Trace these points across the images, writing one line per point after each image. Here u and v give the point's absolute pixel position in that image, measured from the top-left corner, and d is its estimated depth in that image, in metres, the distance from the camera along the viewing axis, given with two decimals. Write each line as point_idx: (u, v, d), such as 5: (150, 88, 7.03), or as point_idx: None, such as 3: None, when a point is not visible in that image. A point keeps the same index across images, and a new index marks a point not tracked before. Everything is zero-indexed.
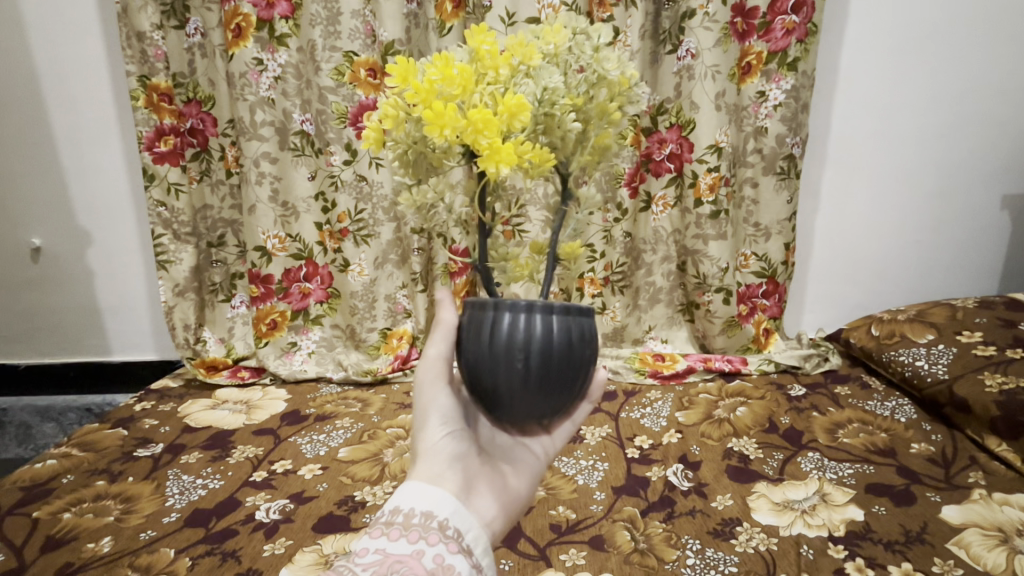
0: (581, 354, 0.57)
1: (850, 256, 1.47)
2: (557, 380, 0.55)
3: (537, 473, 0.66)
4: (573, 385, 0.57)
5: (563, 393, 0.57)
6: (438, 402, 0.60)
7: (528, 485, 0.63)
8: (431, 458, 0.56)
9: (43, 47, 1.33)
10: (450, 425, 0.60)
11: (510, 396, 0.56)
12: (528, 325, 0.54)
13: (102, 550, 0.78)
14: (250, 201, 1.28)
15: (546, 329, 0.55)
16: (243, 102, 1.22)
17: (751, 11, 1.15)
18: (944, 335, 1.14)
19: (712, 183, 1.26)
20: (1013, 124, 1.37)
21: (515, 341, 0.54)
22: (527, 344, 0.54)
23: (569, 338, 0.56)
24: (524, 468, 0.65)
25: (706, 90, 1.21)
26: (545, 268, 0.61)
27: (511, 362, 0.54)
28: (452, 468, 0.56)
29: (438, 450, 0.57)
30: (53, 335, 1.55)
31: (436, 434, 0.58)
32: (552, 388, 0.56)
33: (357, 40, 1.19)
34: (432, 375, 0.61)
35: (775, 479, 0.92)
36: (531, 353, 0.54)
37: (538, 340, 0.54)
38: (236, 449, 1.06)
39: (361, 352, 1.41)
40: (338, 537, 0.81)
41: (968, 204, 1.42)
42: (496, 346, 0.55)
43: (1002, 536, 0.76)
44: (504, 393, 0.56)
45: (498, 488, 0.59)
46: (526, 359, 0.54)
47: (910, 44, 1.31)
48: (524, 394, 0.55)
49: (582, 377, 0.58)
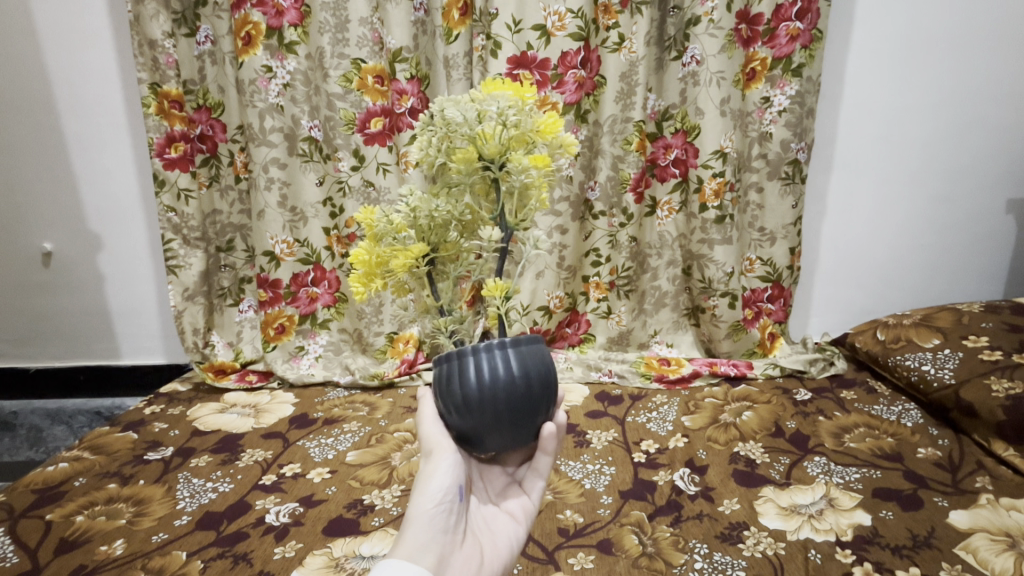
0: (515, 364, 0.59)
1: (855, 259, 1.48)
2: (506, 401, 0.58)
3: (519, 539, 0.65)
4: (530, 393, 0.59)
5: (526, 404, 0.59)
6: (435, 473, 0.59)
7: (507, 557, 0.63)
8: (416, 531, 0.56)
9: (54, 54, 1.35)
10: (446, 496, 0.58)
11: (478, 432, 0.59)
12: (515, 394, 0.58)
13: (115, 552, 0.80)
14: (259, 206, 1.29)
15: (469, 359, 0.59)
16: (252, 108, 1.23)
17: (755, 18, 1.17)
18: (950, 339, 1.14)
19: (716, 188, 1.26)
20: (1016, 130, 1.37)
21: (449, 388, 0.59)
22: (484, 410, 0.58)
23: (492, 355, 0.58)
24: (504, 539, 0.64)
25: (712, 96, 1.21)
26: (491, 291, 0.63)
27: (505, 423, 0.59)
28: (433, 542, 0.56)
29: (424, 520, 0.56)
30: (63, 339, 1.57)
31: (429, 504, 0.57)
32: (509, 409, 0.58)
33: (365, 47, 1.21)
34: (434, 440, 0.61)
35: (781, 484, 0.92)
36: (465, 394, 0.58)
37: (464, 375, 0.58)
38: (245, 453, 1.07)
39: (367, 356, 1.43)
40: (348, 540, 0.82)
41: (972, 209, 1.43)
42: (438, 400, 0.62)
43: (1009, 540, 0.76)
44: (468, 431, 0.60)
45: (477, 564, 0.58)
46: (520, 416, 0.59)
47: (910, 50, 1.32)
48: (491, 427, 0.59)
49: (537, 378, 0.60)
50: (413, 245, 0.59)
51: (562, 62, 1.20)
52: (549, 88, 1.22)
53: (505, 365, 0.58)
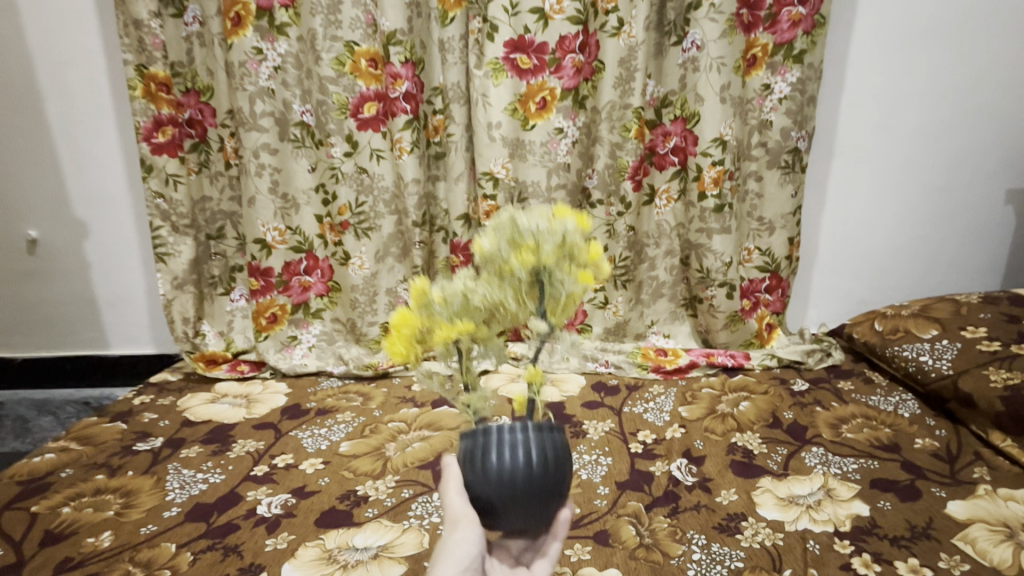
0: (546, 448, 0.56)
1: (854, 250, 1.47)
2: (533, 491, 0.55)
3: None
4: (556, 480, 0.56)
5: (550, 493, 0.56)
6: (461, 540, 0.54)
7: None
8: None
9: (36, 35, 1.31)
10: (472, 566, 0.54)
11: (498, 509, 0.55)
12: (544, 476, 0.55)
13: (102, 544, 0.78)
14: (249, 192, 1.26)
15: (503, 438, 0.55)
16: (242, 92, 1.20)
17: (757, 2, 1.15)
18: (948, 330, 1.13)
19: (716, 176, 1.24)
20: (1015, 119, 1.36)
21: (477, 460, 0.55)
22: (509, 486, 0.54)
23: (527, 438, 0.55)
24: None
25: (712, 83, 1.19)
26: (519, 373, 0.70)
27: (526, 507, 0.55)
28: None
29: None
30: (50, 328, 1.54)
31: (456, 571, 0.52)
32: (536, 491, 0.55)
33: (358, 29, 1.18)
34: (457, 508, 0.56)
35: (779, 474, 0.91)
36: (493, 470, 0.54)
37: (497, 450, 0.55)
38: (236, 443, 1.05)
39: (361, 345, 1.40)
40: (341, 531, 0.81)
41: (972, 198, 1.42)
42: (462, 469, 0.57)
43: (1008, 531, 0.76)
44: (488, 507, 0.56)
45: None
46: (543, 502, 0.56)
47: (913, 37, 1.30)
48: (511, 506, 0.55)
49: (565, 465, 0.57)
50: (459, 324, 0.67)
51: (559, 47, 1.19)
52: (546, 73, 1.21)
53: (538, 449, 0.55)
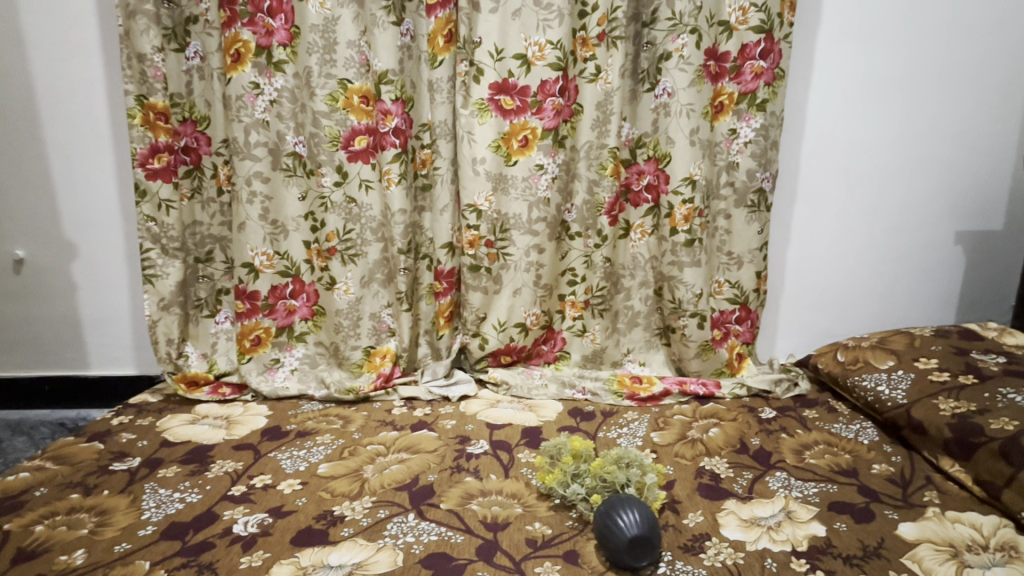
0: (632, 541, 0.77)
1: (817, 285, 1.55)
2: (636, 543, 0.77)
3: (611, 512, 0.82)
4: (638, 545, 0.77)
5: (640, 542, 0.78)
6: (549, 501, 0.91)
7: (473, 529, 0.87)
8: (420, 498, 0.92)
9: (41, 65, 1.37)
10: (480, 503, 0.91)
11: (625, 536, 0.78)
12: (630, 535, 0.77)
13: (75, 562, 0.79)
14: (240, 218, 1.31)
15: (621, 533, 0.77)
16: (237, 123, 1.25)
17: (723, 55, 1.25)
18: (903, 361, 1.20)
19: (686, 214, 1.33)
20: (1008, 164, 1.48)
21: (613, 534, 0.78)
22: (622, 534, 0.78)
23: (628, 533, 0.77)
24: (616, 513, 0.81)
25: (681, 127, 1.29)
26: (638, 529, 0.78)
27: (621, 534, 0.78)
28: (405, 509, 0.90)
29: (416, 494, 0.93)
30: (30, 349, 1.54)
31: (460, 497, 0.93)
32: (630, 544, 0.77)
33: (352, 68, 1.25)
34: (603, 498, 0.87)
35: (744, 497, 0.95)
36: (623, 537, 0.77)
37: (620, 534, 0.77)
38: (214, 464, 1.06)
39: (343, 369, 1.42)
40: (317, 549, 0.83)
41: (925, 239, 1.52)
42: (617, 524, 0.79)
43: (952, 551, 0.81)
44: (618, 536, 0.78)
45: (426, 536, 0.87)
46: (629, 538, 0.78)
47: (865, 91, 1.41)
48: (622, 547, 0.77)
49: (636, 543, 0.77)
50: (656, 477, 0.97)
51: (541, 90, 1.28)
52: (528, 113, 1.29)
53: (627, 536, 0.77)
